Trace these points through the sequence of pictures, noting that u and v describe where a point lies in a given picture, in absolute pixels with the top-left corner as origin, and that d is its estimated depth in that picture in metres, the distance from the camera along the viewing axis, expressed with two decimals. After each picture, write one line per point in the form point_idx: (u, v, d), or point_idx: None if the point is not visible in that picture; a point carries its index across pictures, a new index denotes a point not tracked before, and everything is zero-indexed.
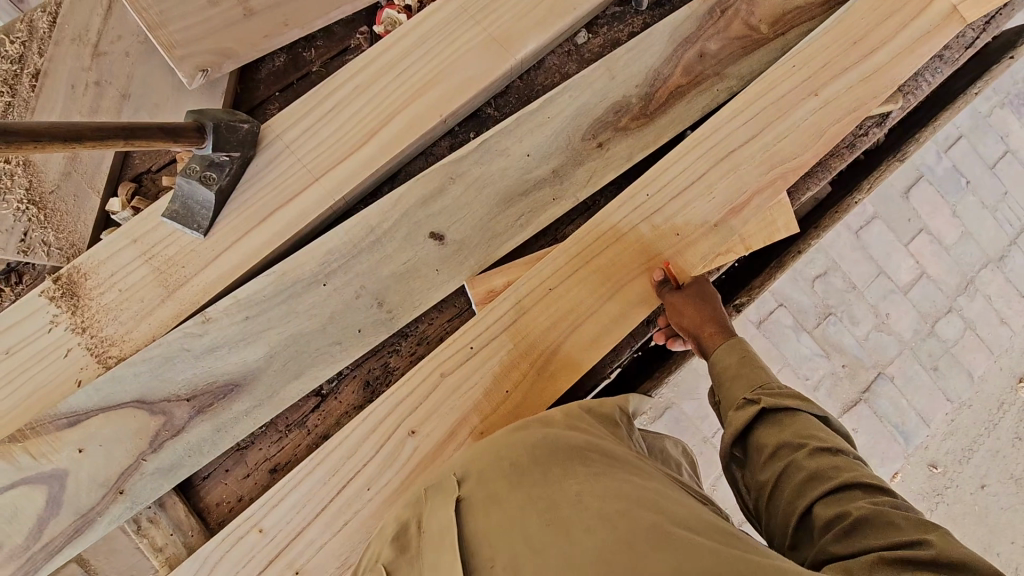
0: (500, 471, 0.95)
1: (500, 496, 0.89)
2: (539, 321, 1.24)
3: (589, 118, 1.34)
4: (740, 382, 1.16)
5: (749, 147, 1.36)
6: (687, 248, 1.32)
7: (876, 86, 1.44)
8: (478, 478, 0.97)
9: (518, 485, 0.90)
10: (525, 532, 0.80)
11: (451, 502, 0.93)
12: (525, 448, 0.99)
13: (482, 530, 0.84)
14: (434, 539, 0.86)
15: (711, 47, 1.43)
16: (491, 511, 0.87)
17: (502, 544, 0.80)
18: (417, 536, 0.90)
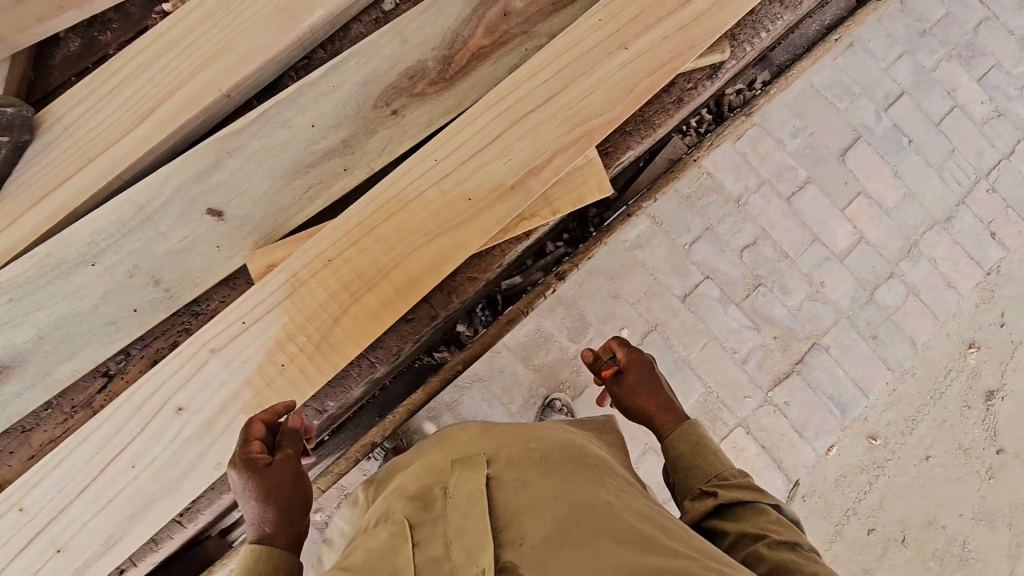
0: (564, 459, 0.99)
1: (528, 479, 0.94)
2: (316, 294, 1.21)
3: (380, 85, 1.30)
4: (695, 471, 1.18)
5: (551, 106, 1.31)
6: (481, 214, 1.27)
7: (695, 35, 1.36)
8: (505, 458, 1.00)
9: (574, 479, 0.95)
10: (565, 521, 0.85)
11: (478, 470, 0.96)
12: (532, 447, 1.03)
13: (520, 503, 0.88)
14: (460, 501, 0.89)
15: (516, 5, 1.37)
16: (570, 492, 0.91)
17: (530, 527, 0.83)
18: (439, 494, 0.93)
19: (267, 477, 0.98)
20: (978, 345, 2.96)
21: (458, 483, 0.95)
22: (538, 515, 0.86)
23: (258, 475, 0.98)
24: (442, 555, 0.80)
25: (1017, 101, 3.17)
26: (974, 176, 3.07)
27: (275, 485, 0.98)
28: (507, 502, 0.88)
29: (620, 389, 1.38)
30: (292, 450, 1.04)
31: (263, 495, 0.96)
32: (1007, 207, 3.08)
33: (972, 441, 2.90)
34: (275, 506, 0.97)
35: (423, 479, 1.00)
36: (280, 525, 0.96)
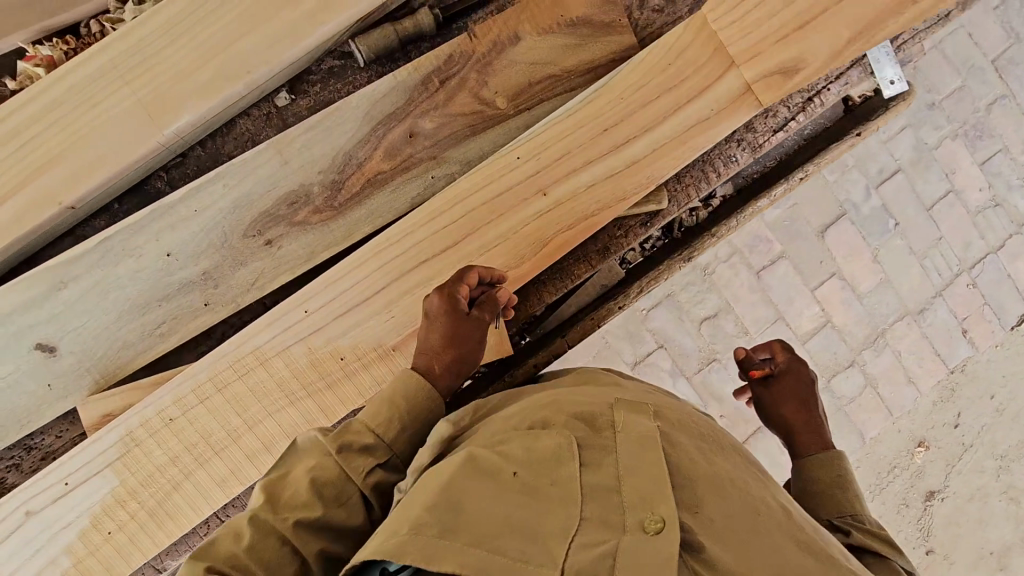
0: (719, 440, 0.96)
1: (703, 450, 0.91)
2: (153, 456, 1.08)
3: (253, 211, 1.12)
4: (828, 501, 1.13)
5: (447, 257, 1.14)
6: (353, 375, 1.13)
7: (627, 185, 1.19)
8: (672, 416, 0.96)
9: (719, 453, 0.93)
10: (736, 507, 0.84)
11: (642, 416, 0.92)
12: (690, 417, 0.99)
13: (695, 467, 0.86)
14: (635, 441, 0.86)
15: (425, 125, 1.17)
16: (715, 464, 0.89)
17: (708, 497, 0.83)
18: (607, 423, 0.89)
19: (450, 330, 1.04)
20: (927, 445, 2.89)
21: (628, 422, 0.90)
22: (711, 489, 0.84)
23: (455, 317, 1.05)
24: (612, 487, 0.81)
25: (1017, 191, 2.98)
26: (957, 268, 2.92)
27: (444, 347, 1.04)
28: (698, 467, 0.86)
29: (772, 395, 1.23)
30: (487, 318, 1.07)
31: (447, 333, 1.04)
32: (985, 304, 2.94)
33: (903, 540, 2.87)
34: (451, 356, 1.05)
35: (579, 401, 0.93)
36: (448, 369, 1.05)
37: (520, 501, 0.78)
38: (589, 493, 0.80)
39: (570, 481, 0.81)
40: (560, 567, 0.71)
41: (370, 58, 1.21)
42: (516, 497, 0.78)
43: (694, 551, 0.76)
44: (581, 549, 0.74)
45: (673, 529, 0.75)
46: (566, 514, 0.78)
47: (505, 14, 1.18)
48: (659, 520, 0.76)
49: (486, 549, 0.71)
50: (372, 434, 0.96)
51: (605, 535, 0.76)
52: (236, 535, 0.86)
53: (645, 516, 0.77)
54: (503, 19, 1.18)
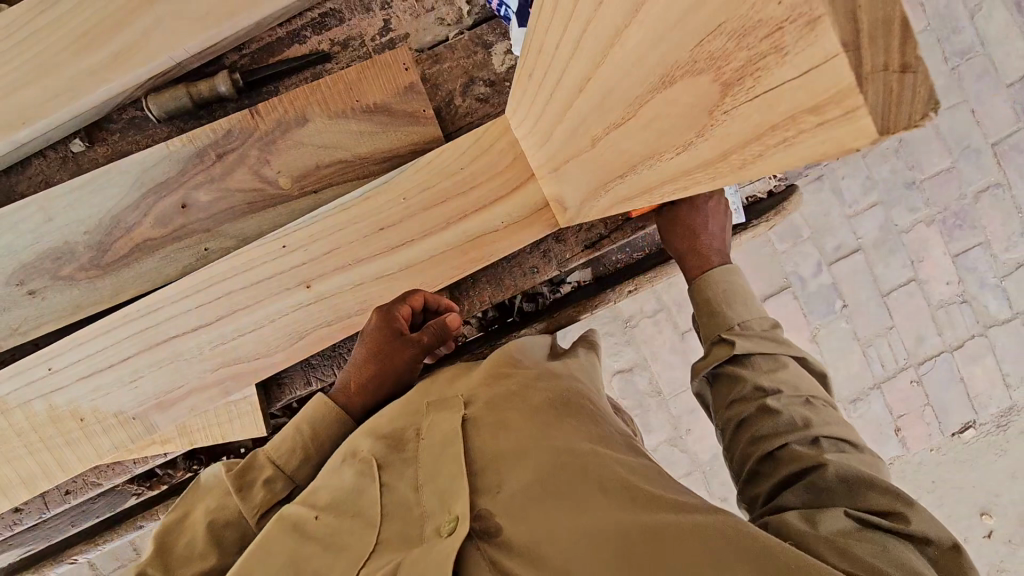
0: (535, 406, 1.02)
1: (510, 424, 0.99)
2: None
3: (15, 262, 1.14)
4: (717, 317, 1.13)
5: (196, 336, 1.13)
6: (91, 437, 1.14)
7: (398, 287, 1.15)
8: (487, 399, 1.05)
9: (529, 422, 0.99)
10: (543, 467, 0.90)
11: (451, 414, 1.04)
12: (523, 389, 1.07)
13: (496, 448, 0.95)
14: (430, 447, 0.99)
15: (200, 197, 1.15)
16: (519, 433, 0.96)
17: (510, 472, 0.91)
18: (413, 435, 1.04)
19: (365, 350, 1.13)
20: None
21: (431, 426, 1.04)
22: (511, 463, 0.92)
23: (385, 338, 1.11)
24: (412, 499, 0.95)
25: (990, 291, 2.74)
26: (903, 362, 2.74)
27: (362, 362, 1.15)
28: (496, 447, 0.95)
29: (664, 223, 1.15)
30: (424, 340, 1.13)
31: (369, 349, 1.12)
32: (926, 404, 2.76)
33: None
34: (371, 373, 1.16)
35: (391, 422, 1.09)
36: (364, 386, 1.18)
37: (320, 543, 0.96)
38: (391, 510, 0.95)
39: (369, 506, 0.97)
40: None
41: (164, 116, 1.19)
42: (315, 544, 0.96)
43: (488, 535, 0.84)
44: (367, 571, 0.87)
45: (463, 523, 0.85)
46: (365, 540, 0.92)
47: (294, 94, 1.14)
48: (451, 519, 0.86)
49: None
50: (274, 467, 1.12)
51: (396, 552, 0.88)
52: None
53: (442, 516, 0.88)
54: (292, 98, 1.14)
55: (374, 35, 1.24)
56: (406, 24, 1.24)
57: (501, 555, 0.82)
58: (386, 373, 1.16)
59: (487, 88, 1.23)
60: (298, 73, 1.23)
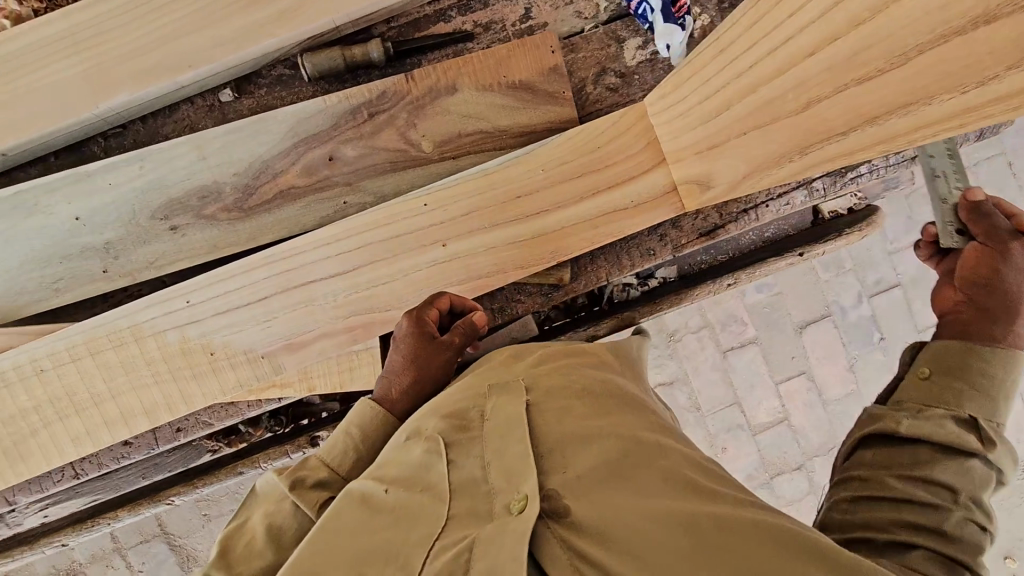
0: (595, 397, 1.01)
1: (573, 411, 0.98)
2: (17, 400, 1.14)
3: (163, 196, 1.18)
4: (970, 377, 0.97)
5: (332, 282, 1.17)
6: (218, 372, 1.17)
7: (528, 254, 1.20)
8: (545, 386, 1.04)
9: (590, 407, 0.99)
10: (605, 454, 0.91)
11: (515, 395, 1.00)
12: (580, 375, 1.06)
13: (560, 430, 0.95)
14: (499, 427, 0.96)
15: (346, 152, 1.21)
16: (584, 421, 0.96)
17: (573, 457, 0.91)
18: (476, 417, 0.99)
19: (398, 360, 1.14)
20: None
21: (496, 407, 1.00)
22: (576, 448, 0.92)
23: (420, 339, 1.11)
24: (481, 479, 0.91)
25: None
26: None
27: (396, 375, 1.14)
28: (561, 430, 0.94)
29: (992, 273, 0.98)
30: (457, 340, 1.15)
31: (403, 358, 1.13)
32: None
33: None
34: (409, 379, 1.15)
35: (455, 402, 1.04)
36: (405, 397, 1.15)
37: (392, 519, 0.91)
38: (461, 489, 0.92)
39: (439, 483, 0.93)
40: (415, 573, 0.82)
41: (315, 75, 1.25)
42: (386, 517, 0.91)
43: (558, 517, 0.83)
44: (439, 551, 0.83)
45: (532, 503, 0.83)
46: (437, 512, 0.89)
47: (446, 64, 1.21)
48: (521, 499, 0.84)
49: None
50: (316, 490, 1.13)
51: (467, 530, 0.84)
52: None
53: (512, 494, 0.85)
54: (444, 68, 1.21)
55: (515, 20, 1.31)
56: (545, 14, 1.32)
57: (571, 535, 0.81)
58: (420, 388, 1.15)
59: (617, 79, 1.30)
60: (441, 48, 1.30)
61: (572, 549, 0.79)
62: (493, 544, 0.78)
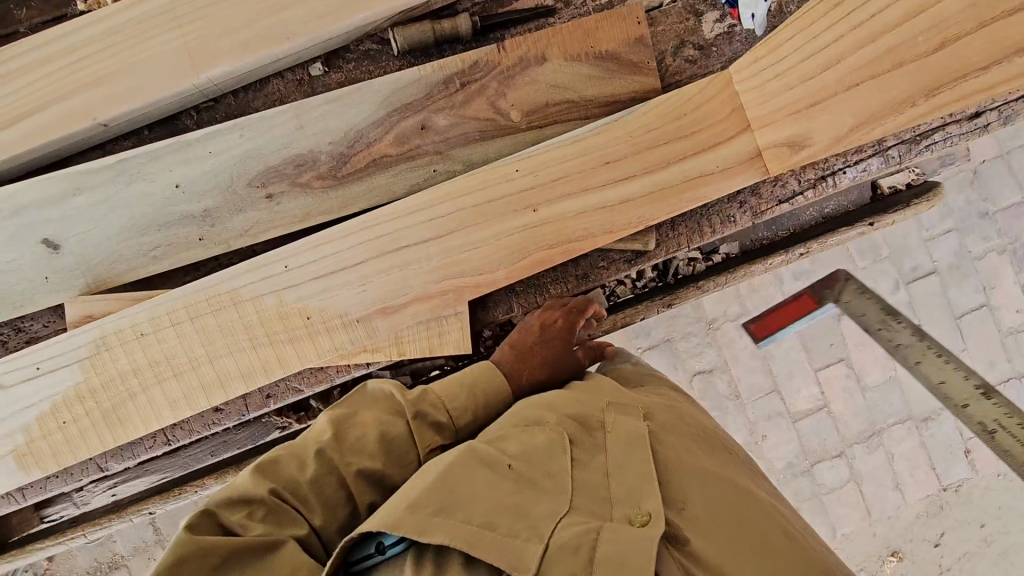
0: (705, 443, 1.10)
1: (687, 447, 1.07)
2: (117, 363, 1.15)
3: (261, 164, 1.20)
4: None
5: (427, 247, 1.19)
6: (313, 337, 1.18)
7: (616, 219, 1.22)
8: (659, 416, 1.11)
9: (699, 448, 1.08)
10: (717, 497, 1.00)
11: (636, 416, 1.07)
12: (683, 417, 1.14)
13: (680, 462, 1.02)
14: (624, 442, 1.02)
15: (437, 121, 1.23)
16: (697, 461, 1.05)
17: (691, 489, 0.99)
18: (599, 425, 1.05)
19: (531, 346, 1.21)
20: (901, 556, 2.76)
21: (618, 420, 1.06)
22: (692, 484, 1.00)
23: (556, 329, 1.22)
24: (601, 484, 0.98)
25: None
26: None
27: (526, 364, 1.19)
28: (682, 463, 1.02)
29: None
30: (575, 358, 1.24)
31: (534, 345, 1.21)
32: None
33: None
34: (530, 367, 1.20)
35: (575, 404, 1.09)
36: (519, 377, 1.19)
37: (515, 487, 0.95)
38: (578, 484, 0.98)
39: (559, 472, 0.98)
40: (544, 544, 0.87)
41: (404, 48, 1.28)
42: (507, 481, 0.96)
43: (676, 542, 0.92)
44: (567, 525, 0.90)
45: (655, 520, 0.90)
46: (558, 500, 0.95)
47: (535, 35, 1.24)
48: (644, 515, 0.91)
49: (481, 525, 0.88)
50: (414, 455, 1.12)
51: (590, 520, 0.92)
52: (299, 463, 1.00)
53: (632, 509, 0.93)
54: (534, 39, 1.24)
55: None
56: None
57: (689, 566, 0.90)
58: (536, 384, 1.19)
59: (696, 52, 1.33)
60: (524, 23, 1.33)
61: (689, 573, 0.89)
62: (624, 549, 0.86)
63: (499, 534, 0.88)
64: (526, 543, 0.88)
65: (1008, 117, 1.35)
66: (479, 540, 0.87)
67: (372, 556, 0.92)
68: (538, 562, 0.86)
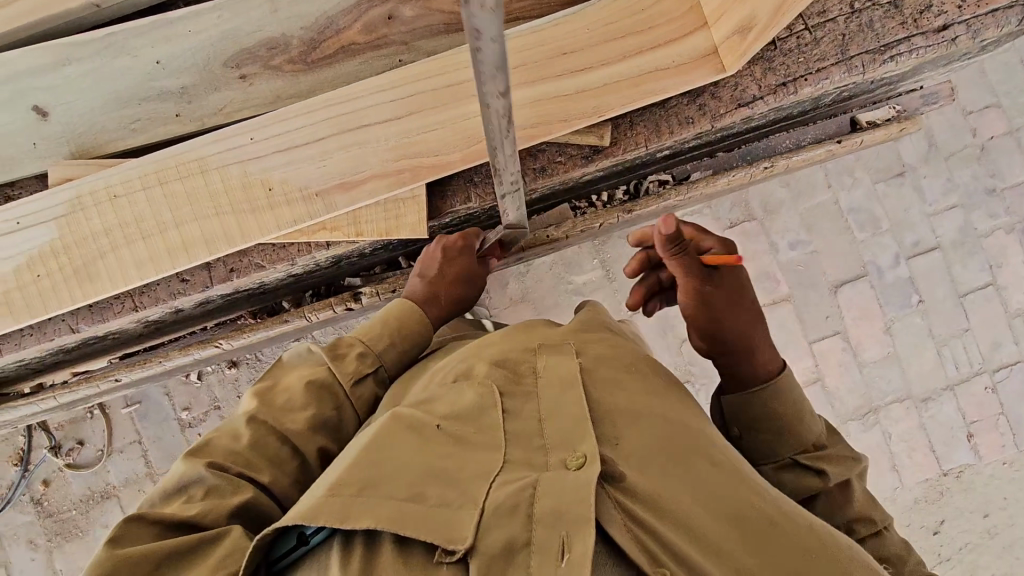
0: (643, 379, 1.06)
1: (620, 384, 1.03)
2: (90, 223, 1.23)
3: (236, 45, 1.27)
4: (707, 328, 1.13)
5: (387, 127, 1.24)
6: (273, 208, 1.24)
7: (570, 109, 1.26)
8: (594, 357, 1.06)
9: (637, 386, 1.04)
10: (654, 434, 0.97)
11: (569, 358, 1.04)
12: (622, 354, 1.10)
13: (613, 403, 0.99)
14: (554, 387, 0.99)
15: (404, 12, 1.29)
16: (634, 401, 1.01)
17: (627, 428, 0.96)
18: (528, 371, 1.02)
19: (438, 267, 1.32)
20: None
21: (549, 365, 1.03)
22: (626, 424, 0.97)
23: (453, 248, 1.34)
24: (535, 433, 0.93)
25: None
26: (978, 366, 2.71)
27: (443, 287, 1.31)
28: (615, 405, 0.98)
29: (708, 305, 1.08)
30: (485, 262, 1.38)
31: (439, 267, 1.32)
32: (1000, 414, 2.71)
33: None
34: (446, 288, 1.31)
35: (503, 350, 1.06)
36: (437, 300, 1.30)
37: (446, 449, 0.91)
38: (513, 436, 0.93)
39: (492, 428, 0.94)
40: (479, 508, 0.82)
41: None
42: (440, 449, 0.91)
43: (613, 480, 0.88)
44: (501, 484, 0.85)
45: (592, 462, 0.86)
46: (491, 455, 0.90)
47: None
48: (580, 457, 0.87)
49: (409, 497, 0.83)
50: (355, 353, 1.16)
51: (525, 473, 0.87)
52: (233, 438, 1.00)
53: (568, 453, 0.89)
54: None
55: None
56: None
57: (628, 503, 0.86)
58: (458, 295, 1.32)
59: None
60: None
61: (625, 510, 0.85)
62: (559, 500, 0.81)
63: (430, 505, 0.83)
64: (459, 510, 0.83)
65: (976, 32, 1.33)
66: (406, 519, 0.80)
67: (294, 549, 0.84)
68: (473, 529, 0.80)
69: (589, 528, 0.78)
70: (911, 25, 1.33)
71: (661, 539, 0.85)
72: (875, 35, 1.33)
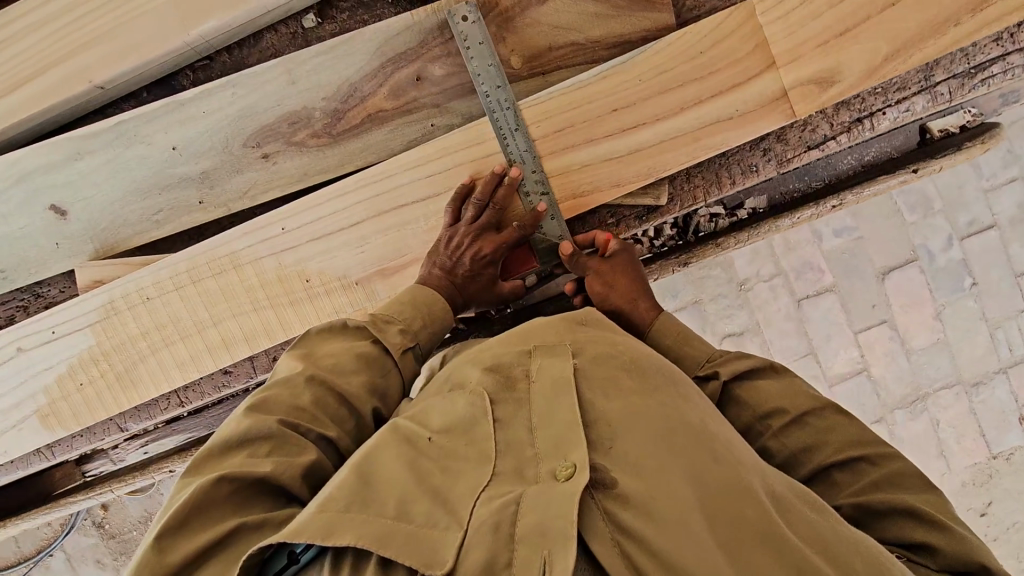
0: (643, 372, 0.91)
1: (620, 383, 0.89)
2: (127, 328, 1.18)
3: (255, 123, 1.17)
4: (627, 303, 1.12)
5: (426, 207, 1.15)
6: (313, 299, 1.17)
7: (623, 172, 1.14)
8: (590, 354, 0.93)
9: (638, 383, 0.90)
10: (654, 433, 0.83)
11: (563, 359, 0.92)
12: (623, 348, 0.95)
13: (610, 405, 0.86)
14: (547, 392, 0.87)
15: (434, 71, 1.16)
16: (631, 399, 0.88)
17: (625, 432, 0.83)
18: (523, 375, 0.91)
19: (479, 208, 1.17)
20: None
21: (544, 367, 0.91)
22: (623, 424, 0.84)
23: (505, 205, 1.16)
24: (527, 441, 0.84)
25: None
26: None
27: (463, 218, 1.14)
28: (609, 406, 0.86)
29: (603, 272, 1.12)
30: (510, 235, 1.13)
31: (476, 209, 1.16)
32: None
33: None
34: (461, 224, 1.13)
35: (497, 354, 0.95)
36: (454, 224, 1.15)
37: (433, 466, 0.83)
38: (505, 446, 0.84)
39: (483, 440, 0.85)
40: (463, 529, 0.74)
41: None
42: (431, 464, 0.83)
43: (604, 489, 0.78)
44: (485, 501, 0.77)
45: (581, 473, 0.76)
46: (479, 471, 0.81)
47: None
48: (569, 467, 0.77)
49: (393, 516, 0.76)
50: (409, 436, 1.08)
51: (510, 487, 0.78)
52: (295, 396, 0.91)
53: (557, 461, 0.79)
54: None
55: None
56: None
57: (621, 517, 0.75)
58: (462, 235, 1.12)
59: None
60: None
61: (615, 522, 0.75)
62: (544, 514, 0.72)
63: (414, 525, 0.75)
64: (444, 532, 0.75)
65: None
66: (392, 538, 0.73)
67: (286, 567, 0.77)
68: (454, 552, 0.72)
69: (571, 543, 0.68)
70: (1006, 42, 1.16)
71: (657, 555, 0.72)
72: (965, 55, 1.16)
